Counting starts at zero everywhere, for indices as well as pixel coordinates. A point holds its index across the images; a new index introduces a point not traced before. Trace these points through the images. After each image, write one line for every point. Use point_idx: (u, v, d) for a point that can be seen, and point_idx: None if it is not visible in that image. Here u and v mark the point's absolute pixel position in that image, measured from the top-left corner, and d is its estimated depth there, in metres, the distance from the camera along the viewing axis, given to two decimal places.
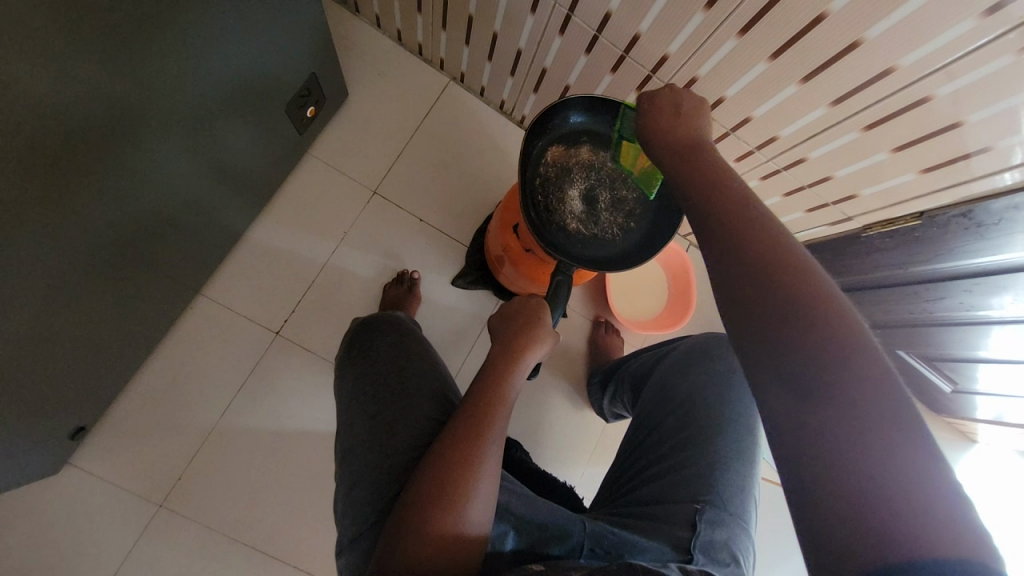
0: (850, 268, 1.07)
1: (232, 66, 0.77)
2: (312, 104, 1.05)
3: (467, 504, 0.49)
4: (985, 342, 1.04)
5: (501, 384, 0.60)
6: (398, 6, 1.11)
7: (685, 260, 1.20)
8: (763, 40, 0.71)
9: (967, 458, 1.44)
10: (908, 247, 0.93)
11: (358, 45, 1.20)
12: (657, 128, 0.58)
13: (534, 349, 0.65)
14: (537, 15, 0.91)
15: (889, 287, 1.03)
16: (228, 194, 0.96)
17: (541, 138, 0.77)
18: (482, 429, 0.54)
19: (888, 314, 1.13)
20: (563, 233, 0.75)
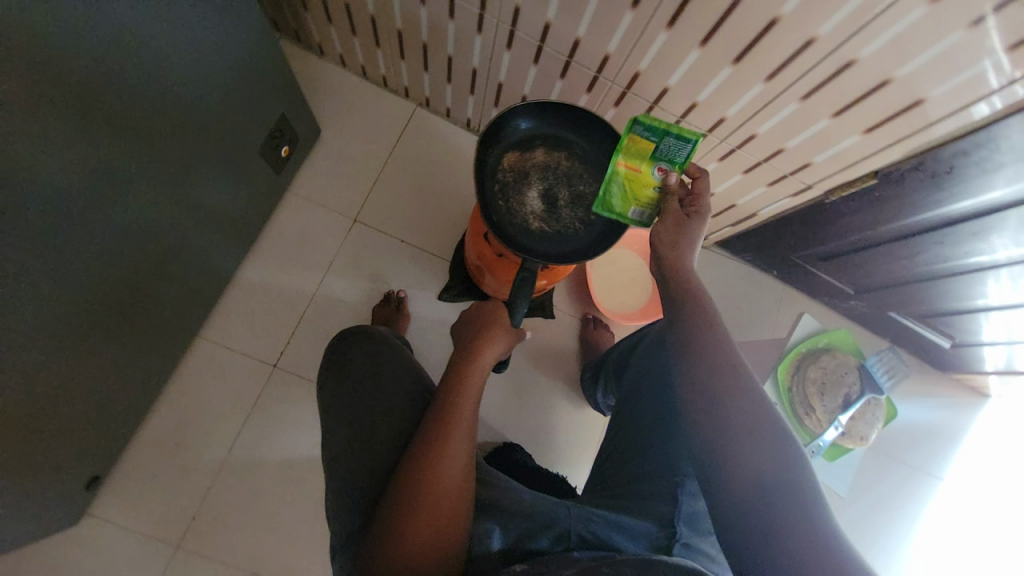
0: (825, 236, 1.10)
1: (204, 116, 0.83)
2: (286, 144, 1.10)
3: (437, 503, 0.52)
4: (983, 286, 1.03)
5: (465, 385, 0.61)
6: (357, 43, 1.17)
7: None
8: (691, 29, 0.75)
9: (982, 414, 1.43)
10: (872, 208, 0.96)
11: (326, 85, 1.26)
12: (674, 243, 0.68)
13: (493, 344, 0.67)
14: (484, 34, 0.96)
15: (867, 248, 1.08)
16: (216, 239, 1.01)
17: (495, 146, 0.80)
18: (448, 431, 0.56)
19: (878, 270, 1.13)
20: (524, 232, 0.78)
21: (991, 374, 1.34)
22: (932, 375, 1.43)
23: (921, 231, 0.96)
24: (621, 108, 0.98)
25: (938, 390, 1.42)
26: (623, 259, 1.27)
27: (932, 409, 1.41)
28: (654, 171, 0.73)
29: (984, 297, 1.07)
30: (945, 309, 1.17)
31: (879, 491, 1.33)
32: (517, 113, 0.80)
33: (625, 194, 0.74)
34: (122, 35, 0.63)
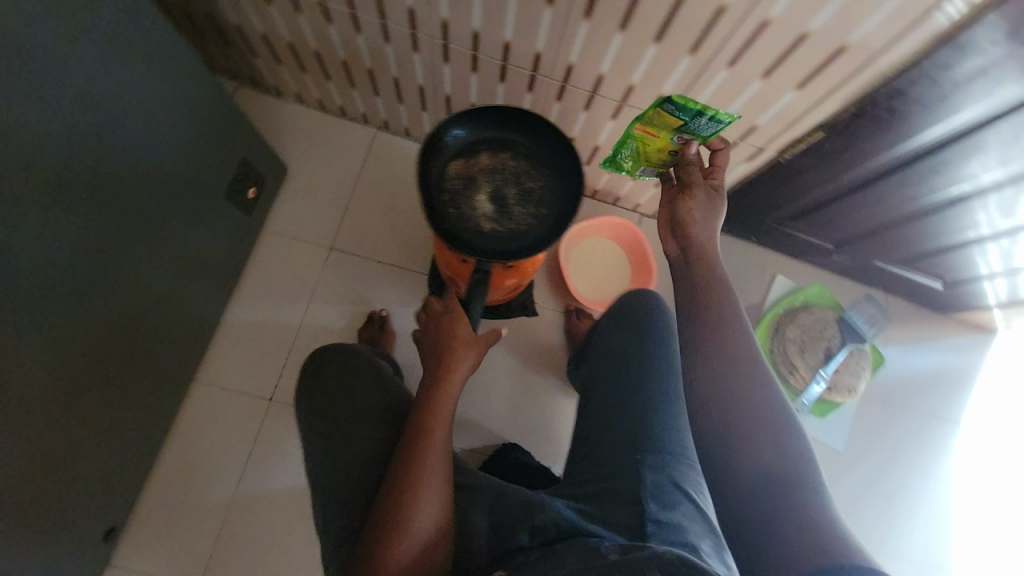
0: (790, 195, 1.10)
1: (171, 170, 0.86)
2: (252, 185, 1.14)
3: (413, 525, 0.56)
4: (975, 214, 1.00)
5: (433, 416, 0.63)
6: (308, 79, 1.21)
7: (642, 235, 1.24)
8: (608, 16, 0.77)
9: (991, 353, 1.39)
10: (828, 159, 0.97)
11: (287, 124, 1.31)
12: (704, 220, 0.73)
13: (458, 367, 0.67)
14: (420, 51, 0.99)
15: (835, 199, 1.08)
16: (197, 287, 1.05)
17: (438, 158, 0.82)
18: (416, 454, 0.60)
19: (863, 215, 1.11)
20: (478, 235, 0.80)
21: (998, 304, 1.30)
22: (920, 314, 1.39)
23: (882, 173, 0.97)
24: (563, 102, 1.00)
25: (932, 329, 1.38)
26: (603, 248, 1.28)
27: (938, 353, 1.38)
28: (674, 139, 0.83)
29: (976, 227, 1.04)
30: (938, 245, 1.14)
31: (884, 441, 1.30)
32: (452, 122, 0.81)
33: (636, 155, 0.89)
34: (74, 110, 0.67)
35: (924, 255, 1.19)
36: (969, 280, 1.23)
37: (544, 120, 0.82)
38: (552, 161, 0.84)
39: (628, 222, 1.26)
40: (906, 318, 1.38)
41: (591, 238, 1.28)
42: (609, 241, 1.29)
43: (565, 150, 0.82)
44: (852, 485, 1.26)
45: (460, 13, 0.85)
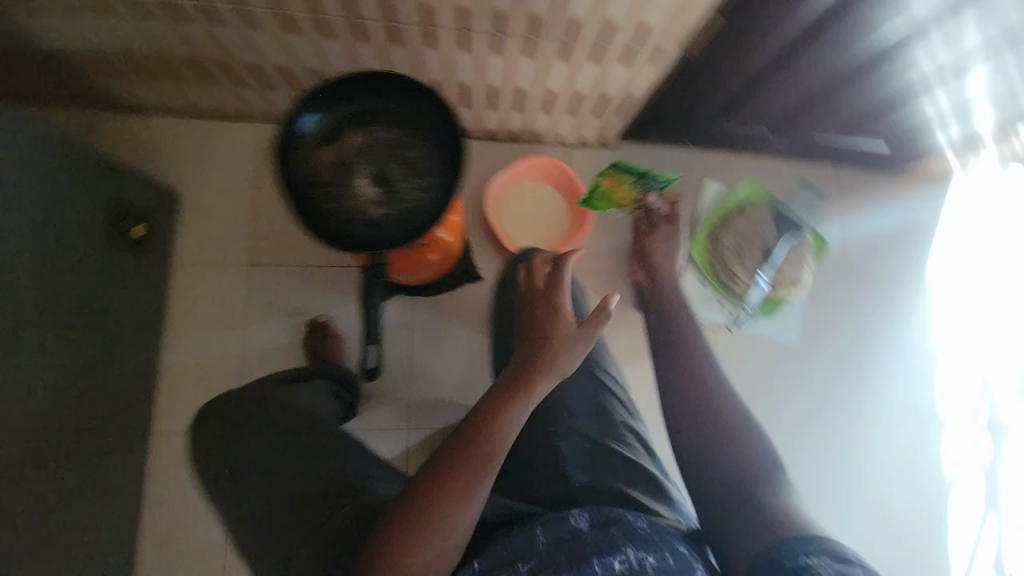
0: (705, 85, 1.03)
1: (6, 240, 0.82)
2: (135, 223, 1.06)
3: (454, 511, 0.59)
4: (913, 51, 0.93)
5: (510, 405, 0.66)
6: (159, 87, 1.07)
7: (569, 170, 1.17)
8: None
9: (950, 194, 1.36)
10: (734, 41, 0.91)
11: (158, 142, 1.17)
12: None
13: (553, 363, 0.70)
14: (259, 23, 0.86)
15: (755, 78, 1.01)
16: (105, 340, 1.00)
17: (300, 151, 0.72)
18: (484, 447, 0.62)
19: (801, 87, 1.03)
20: (368, 225, 0.73)
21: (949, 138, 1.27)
22: (859, 180, 1.34)
23: (796, 36, 0.90)
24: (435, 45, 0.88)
25: (871, 194, 1.34)
26: (534, 192, 1.21)
27: (896, 212, 1.34)
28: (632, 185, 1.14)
29: (920, 67, 0.98)
30: (882, 97, 1.07)
31: (838, 319, 1.30)
32: (300, 107, 0.71)
33: (608, 196, 1.14)
34: None
35: (860, 114, 1.14)
36: (911, 128, 1.19)
37: (403, 79, 0.73)
38: (427, 122, 0.76)
39: (553, 159, 1.18)
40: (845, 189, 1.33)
41: (521, 185, 1.21)
42: (540, 183, 1.21)
43: (436, 109, 0.74)
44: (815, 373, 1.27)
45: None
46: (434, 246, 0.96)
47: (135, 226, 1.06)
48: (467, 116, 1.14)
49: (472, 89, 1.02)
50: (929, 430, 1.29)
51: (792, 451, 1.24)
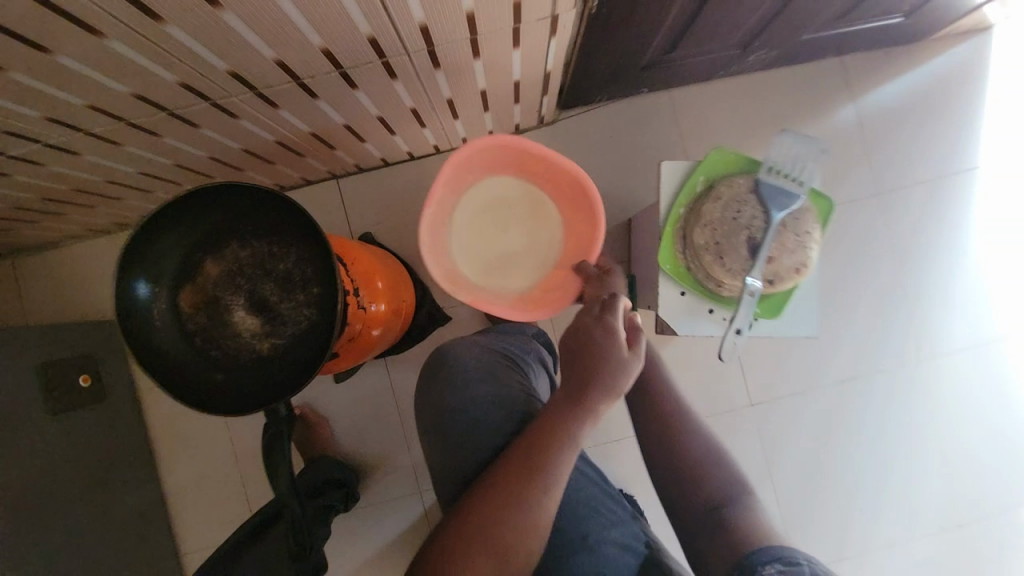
0: (704, 28, 0.82)
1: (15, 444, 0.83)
2: (85, 371, 0.97)
3: (507, 538, 0.52)
4: None
5: (554, 434, 0.56)
6: (51, 223, 0.96)
7: (495, 137, 0.67)
8: (188, 11, 0.48)
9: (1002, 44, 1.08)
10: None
11: (86, 272, 1.09)
12: (718, 232, 0.69)
13: (606, 381, 0.57)
14: (71, 144, 0.69)
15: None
16: (139, 477, 1.03)
17: (154, 311, 0.60)
18: (537, 461, 0.55)
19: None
20: (263, 364, 0.62)
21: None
22: (871, 74, 1.08)
23: None
24: (280, 105, 0.71)
25: (888, 81, 1.09)
26: (480, 202, 0.74)
27: (941, 83, 1.08)
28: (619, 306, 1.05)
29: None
30: None
31: (874, 244, 1.08)
32: (124, 279, 0.58)
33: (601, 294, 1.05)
34: None
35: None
36: None
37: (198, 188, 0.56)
38: (265, 217, 0.62)
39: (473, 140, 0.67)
40: (861, 87, 1.09)
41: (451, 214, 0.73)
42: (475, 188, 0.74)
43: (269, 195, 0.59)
44: (852, 329, 1.09)
45: (22, 92, 0.55)
46: (375, 319, 0.80)
47: (12, 396, 0.84)
48: (375, 149, 0.97)
49: (359, 128, 0.85)
50: (1008, 346, 1.09)
51: (842, 411, 1.09)
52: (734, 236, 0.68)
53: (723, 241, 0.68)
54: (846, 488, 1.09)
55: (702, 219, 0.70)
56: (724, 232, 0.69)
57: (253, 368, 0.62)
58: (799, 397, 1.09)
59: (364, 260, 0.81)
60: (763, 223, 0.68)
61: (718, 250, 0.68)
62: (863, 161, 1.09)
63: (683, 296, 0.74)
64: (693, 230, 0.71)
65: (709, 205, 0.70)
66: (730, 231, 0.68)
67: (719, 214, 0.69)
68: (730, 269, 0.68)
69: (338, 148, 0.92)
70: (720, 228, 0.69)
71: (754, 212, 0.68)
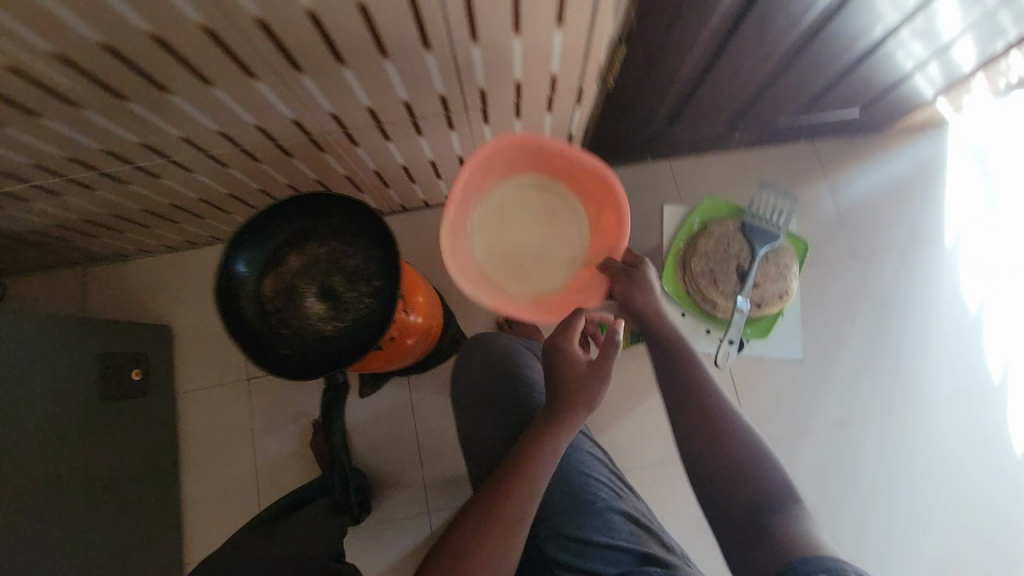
0: (699, 106, 1.01)
1: (61, 425, 0.91)
2: (134, 366, 1.06)
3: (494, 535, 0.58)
4: (895, 55, 0.96)
5: (537, 437, 0.66)
6: (136, 234, 1.11)
7: (483, 150, 0.65)
8: (317, 62, 0.65)
9: (955, 135, 1.26)
10: (669, 69, 0.87)
11: (149, 282, 1.22)
12: (712, 260, 0.82)
13: (576, 391, 0.67)
14: (188, 163, 0.86)
15: (764, 86, 0.98)
16: (162, 477, 1.08)
17: (243, 287, 0.73)
18: (522, 460, 0.64)
19: (742, 76, 0.93)
20: (325, 343, 0.73)
21: (966, 73, 1.09)
22: (844, 154, 1.26)
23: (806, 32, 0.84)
24: (358, 142, 0.88)
25: (860, 160, 1.26)
26: (492, 218, 0.74)
27: (904, 165, 1.26)
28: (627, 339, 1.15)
29: (883, 19, 0.84)
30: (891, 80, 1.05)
31: (854, 298, 1.19)
32: (227, 259, 0.71)
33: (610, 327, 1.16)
34: None
35: (886, 90, 1.09)
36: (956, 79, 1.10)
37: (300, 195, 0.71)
38: (342, 223, 0.76)
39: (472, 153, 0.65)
40: (837, 163, 1.26)
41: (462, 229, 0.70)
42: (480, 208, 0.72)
43: (350, 203, 0.74)
44: (841, 376, 1.16)
45: (174, 116, 0.72)
46: (413, 328, 0.92)
47: (69, 380, 0.93)
48: (421, 189, 1.14)
49: (413, 168, 1.02)
50: (991, 399, 1.15)
51: (838, 455, 1.13)
52: (725, 264, 0.82)
53: (716, 267, 0.82)
54: (847, 535, 1.10)
55: (699, 250, 0.84)
56: (717, 261, 0.82)
57: (315, 346, 0.73)
58: (796, 439, 1.14)
59: (410, 275, 0.94)
60: (749, 255, 0.82)
61: (713, 274, 0.82)
62: (841, 225, 1.23)
63: (684, 317, 0.88)
64: (691, 259, 0.85)
65: (703, 239, 0.85)
66: (722, 260, 0.82)
67: (713, 246, 0.83)
68: (723, 291, 0.81)
69: (391, 185, 1.08)
70: (714, 256, 0.82)
71: (741, 246, 0.82)
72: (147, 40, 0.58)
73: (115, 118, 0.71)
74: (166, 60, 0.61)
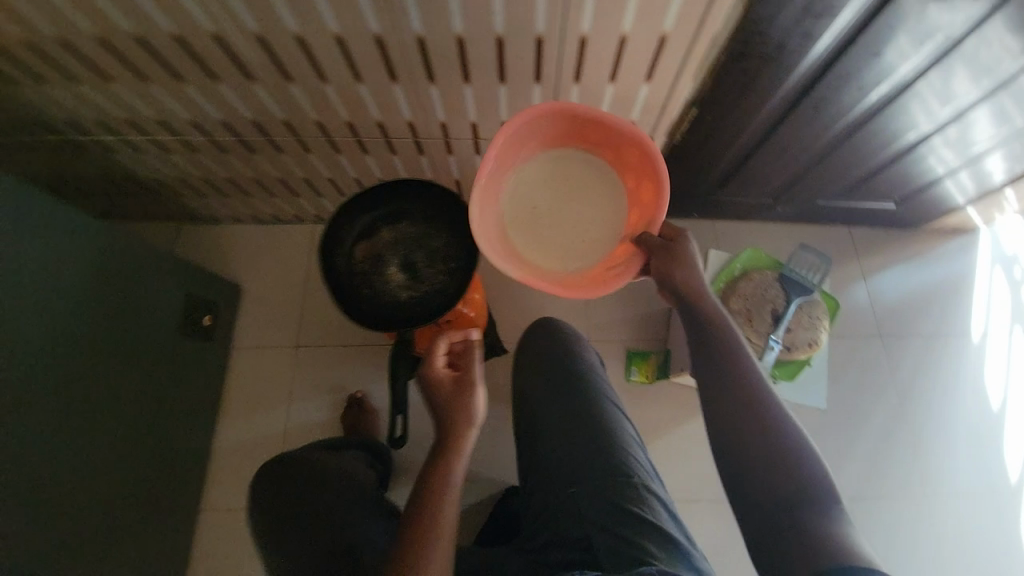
0: (751, 172, 1.13)
1: (149, 344, 1.01)
2: (206, 312, 1.18)
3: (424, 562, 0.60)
4: (928, 159, 1.07)
5: (445, 455, 0.66)
6: (237, 202, 1.26)
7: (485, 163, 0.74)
8: (448, 76, 0.81)
9: (985, 244, 1.34)
10: (729, 134, 1.00)
11: (230, 245, 1.35)
12: (750, 300, 0.90)
13: (463, 403, 0.69)
14: (311, 145, 1.01)
15: (810, 164, 1.10)
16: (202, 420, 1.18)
17: (339, 249, 0.87)
18: (435, 481, 0.65)
19: (790, 153, 1.06)
20: (398, 306, 0.84)
21: (998, 184, 1.18)
22: (878, 242, 1.35)
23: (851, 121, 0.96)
24: (453, 151, 1.03)
25: (892, 250, 1.35)
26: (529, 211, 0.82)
27: (935, 261, 1.34)
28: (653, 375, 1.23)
29: (917, 124, 0.97)
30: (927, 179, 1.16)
31: (877, 373, 1.24)
32: (334, 222, 0.85)
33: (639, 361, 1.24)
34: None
35: (921, 189, 1.20)
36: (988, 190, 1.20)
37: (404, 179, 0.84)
38: (432, 209, 0.89)
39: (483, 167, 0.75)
40: (872, 249, 1.35)
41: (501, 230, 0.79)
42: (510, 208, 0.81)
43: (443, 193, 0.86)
44: (858, 445, 1.18)
45: (320, 102, 0.88)
46: (467, 318, 1.02)
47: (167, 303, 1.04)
48: None
49: None
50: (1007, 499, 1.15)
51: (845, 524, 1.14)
52: (761, 305, 0.90)
53: (753, 307, 0.90)
54: None
55: (738, 289, 0.92)
56: (754, 301, 0.90)
57: (390, 307, 0.84)
58: None
59: None
60: (783, 301, 0.90)
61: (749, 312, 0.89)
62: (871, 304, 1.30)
63: None
64: (729, 297, 0.93)
65: (743, 280, 0.93)
66: (759, 301, 0.90)
67: (751, 288, 0.92)
68: (755, 329, 0.89)
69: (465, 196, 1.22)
70: (751, 297, 0.91)
71: (777, 293, 0.91)
72: (331, 38, 0.74)
73: (274, 97, 0.87)
74: (335, 56, 0.77)
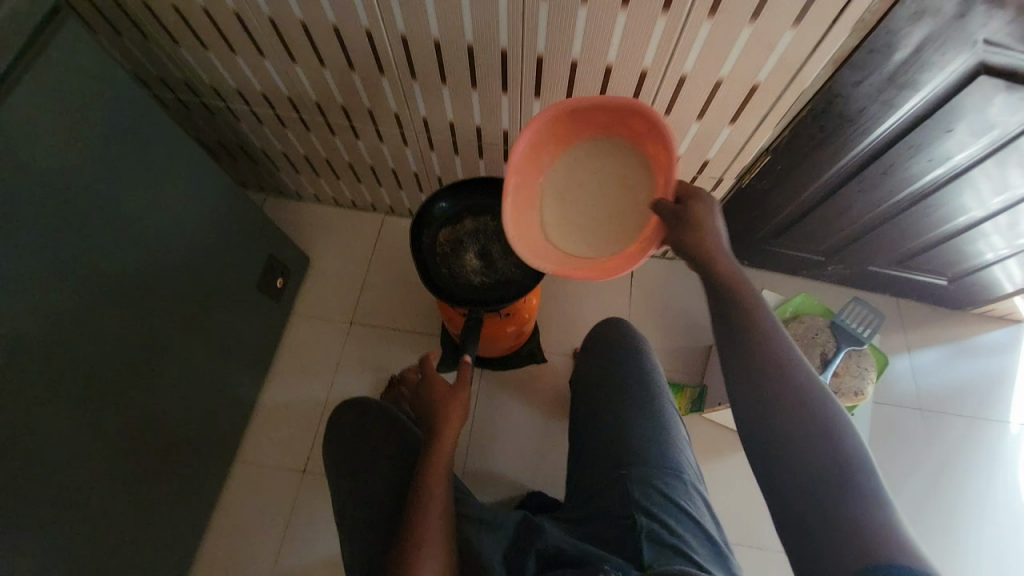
0: (803, 228, 1.19)
1: (235, 292, 1.10)
2: (279, 275, 1.27)
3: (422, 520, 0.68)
4: (978, 244, 1.12)
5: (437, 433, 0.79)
6: (324, 182, 1.38)
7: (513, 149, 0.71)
8: (553, 94, 0.91)
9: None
10: (789, 187, 1.07)
11: (306, 221, 1.46)
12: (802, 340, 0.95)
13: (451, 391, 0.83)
14: (410, 139, 1.12)
15: (864, 228, 1.15)
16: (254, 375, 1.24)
17: (426, 231, 0.96)
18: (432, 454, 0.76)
19: (847, 215, 1.12)
20: (472, 290, 0.92)
21: None
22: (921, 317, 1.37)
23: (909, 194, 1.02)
24: None
25: (935, 328, 1.36)
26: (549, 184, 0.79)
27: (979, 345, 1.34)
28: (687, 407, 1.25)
29: (966, 209, 1.02)
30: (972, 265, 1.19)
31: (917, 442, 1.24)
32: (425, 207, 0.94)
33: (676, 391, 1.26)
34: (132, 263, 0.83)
35: (969, 273, 1.23)
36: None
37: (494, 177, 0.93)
38: None
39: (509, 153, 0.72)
40: (913, 324, 1.36)
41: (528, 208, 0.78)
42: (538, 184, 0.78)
43: None
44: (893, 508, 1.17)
45: (434, 100, 0.99)
46: (523, 315, 1.08)
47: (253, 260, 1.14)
48: None
49: None
50: None
51: None
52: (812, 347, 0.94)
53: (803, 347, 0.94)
54: None
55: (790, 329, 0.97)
56: (805, 341, 0.94)
57: (464, 289, 0.92)
58: None
59: None
60: (834, 346, 0.94)
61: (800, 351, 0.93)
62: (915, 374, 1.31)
63: None
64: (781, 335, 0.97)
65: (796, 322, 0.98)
66: (810, 342, 0.94)
67: (804, 330, 0.96)
68: None
69: None
70: (803, 337, 0.95)
71: (828, 338, 0.95)
72: (465, 46, 0.85)
73: (396, 91, 0.99)
74: (464, 62, 0.89)
